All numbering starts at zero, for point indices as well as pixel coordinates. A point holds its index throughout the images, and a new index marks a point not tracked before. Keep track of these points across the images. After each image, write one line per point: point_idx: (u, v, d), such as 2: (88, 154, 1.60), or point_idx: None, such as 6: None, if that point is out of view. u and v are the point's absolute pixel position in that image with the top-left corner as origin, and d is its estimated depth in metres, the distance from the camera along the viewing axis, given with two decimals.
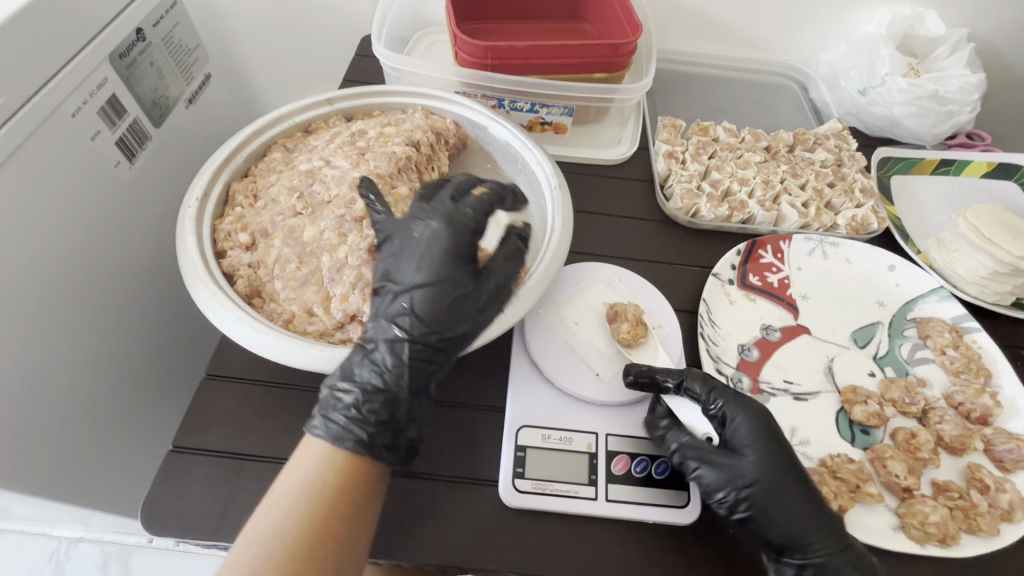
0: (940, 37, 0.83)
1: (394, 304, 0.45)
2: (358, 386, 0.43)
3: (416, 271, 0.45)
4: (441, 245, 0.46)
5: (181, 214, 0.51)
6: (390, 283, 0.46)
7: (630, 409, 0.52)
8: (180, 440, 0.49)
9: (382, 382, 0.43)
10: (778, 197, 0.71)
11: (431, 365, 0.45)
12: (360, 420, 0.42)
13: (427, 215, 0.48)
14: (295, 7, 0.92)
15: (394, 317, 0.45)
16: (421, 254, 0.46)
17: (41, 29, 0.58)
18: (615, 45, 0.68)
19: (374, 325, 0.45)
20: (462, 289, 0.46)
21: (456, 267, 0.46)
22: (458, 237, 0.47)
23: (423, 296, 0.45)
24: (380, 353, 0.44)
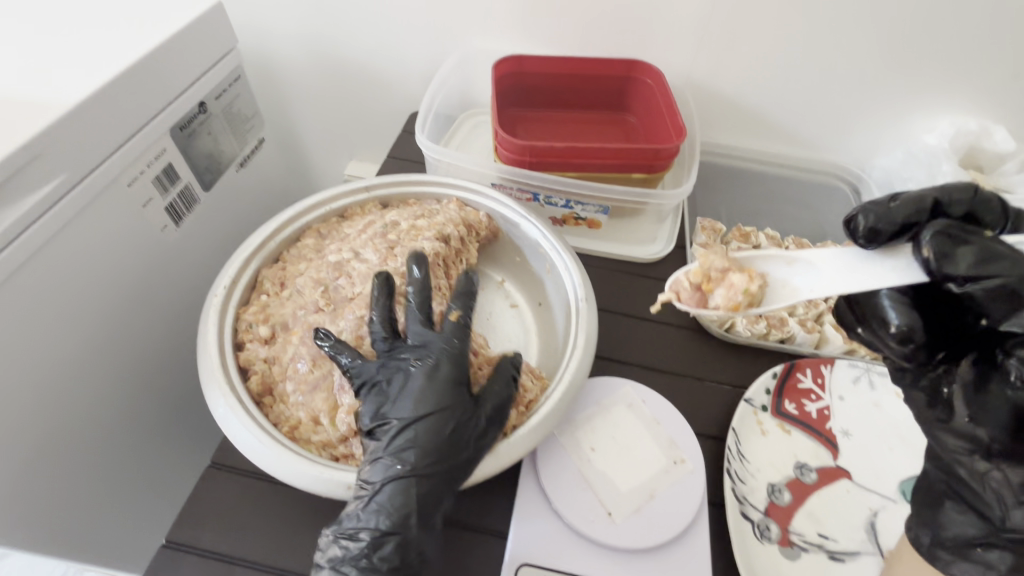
0: (1009, 153, 0.78)
1: (394, 438, 0.43)
2: (366, 534, 0.40)
3: (416, 403, 0.44)
4: (442, 374, 0.46)
5: (207, 303, 0.52)
6: (386, 418, 0.44)
7: (643, 558, 0.47)
8: (175, 535, 0.48)
9: (389, 525, 0.40)
10: (822, 316, 0.68)
11: (438, 502, 0.42)
12: (372, 569, 0.40)
13: (422, 347, 0.48)
14: (351, 79, 0.96)
15: (396, 453, 0.43)
16: (417, 385, 0.45)
17: (109, 110, 0.62)
18: (655, 150, 0.67)
19: (373, 465, 0.42)
20: (463, 417, 0.44)
21: (456, 397, 0.45)
22: (457, 366, 0.46)
23: (423, 428, 0.43)
24: (384, 494, 0.41)
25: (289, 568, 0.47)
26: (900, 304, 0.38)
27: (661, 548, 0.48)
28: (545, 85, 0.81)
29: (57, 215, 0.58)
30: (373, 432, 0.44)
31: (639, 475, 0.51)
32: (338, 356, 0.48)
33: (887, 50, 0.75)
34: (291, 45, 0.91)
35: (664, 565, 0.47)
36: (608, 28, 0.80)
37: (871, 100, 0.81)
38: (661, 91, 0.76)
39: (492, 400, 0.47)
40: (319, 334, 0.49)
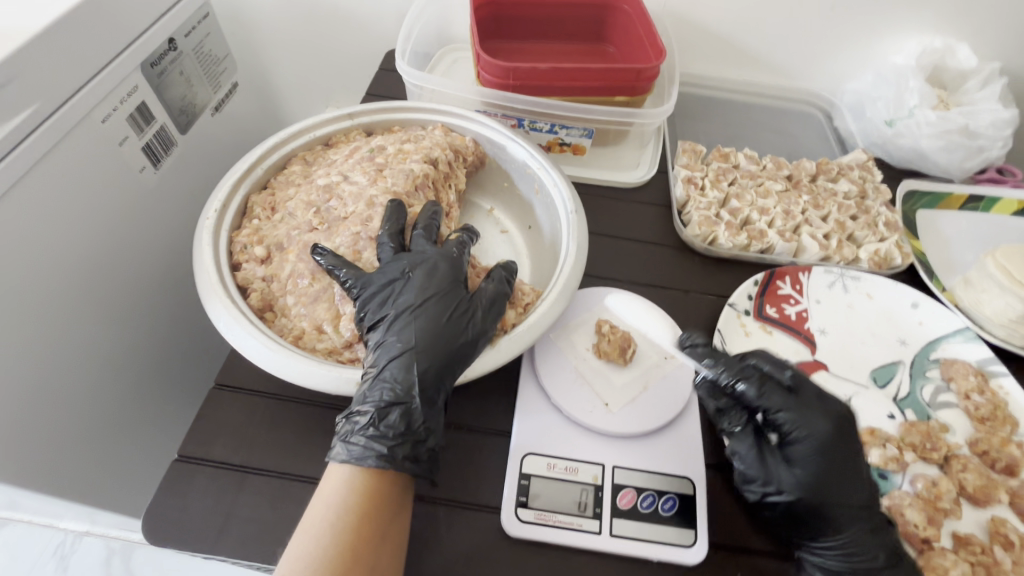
0: (971, 70, 0.81)
1: (396, 325, 0.45)
2: (371, 406, 0.42)
3: (415, 295, 0.46)
4: (438, 272, 0.48)
5: (199, 226, 0.52)
6: (387, 311, 0.46)
7: (639, 443, 0.50)
8: (186, 450, 0.49)
9: (394, 395, 0.42)
10: (799, 228, 0.70)
11: (440, 377, 0.44)
12: (379, 435, 0.41)
13: (418, 253, 0.50)
14: (323, 21, 0.94)
15: (397, 336, 0.45)
16: (417, 280, 0.47)
17: (76, 39, 0.60)
18: (637, 70, 0.68)
19: (377, 351, 0.45)
20: (460, 306, 0.46)
21: (453, 290, 0.47)
22: (452, 264, 0.49)
23: (419, 314, 0.45)
24: (389, 371, 0.43)
25: (300, 472, 0.49)
26: None
27: (655, 433, 0.51)
28: (524, 15, 0.81)
29: (33, 147, 0.56)
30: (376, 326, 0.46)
31: (633, 370, 0.54)
32: (334, 269, 0.48)
33: None
34: None
35: (658, 447, 0.50)
36: None
37: (841, 24, 0.83)
38: (638, 16, 0.77)
39: (487, 292, 0.48)
40: (316, 251, 0.49)
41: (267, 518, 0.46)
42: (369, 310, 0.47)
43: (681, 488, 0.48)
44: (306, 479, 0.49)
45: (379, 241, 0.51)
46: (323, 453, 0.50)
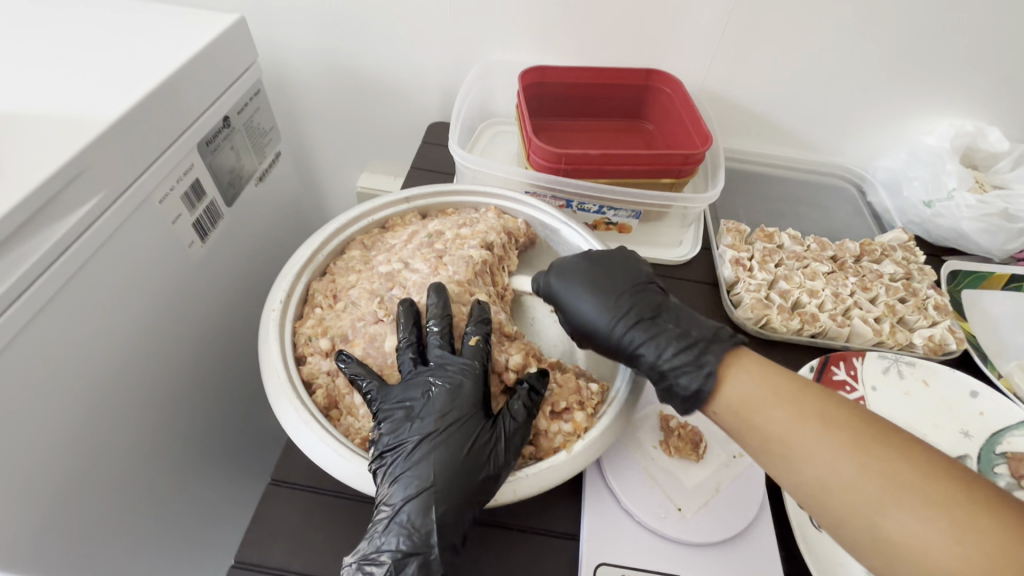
0: (1003, 152, 0.83)
1: (407, 456, 0.44)
2: (388, 555, 0.41)
3: (434, 419, 0.45)
4: (460, 392, 0.46)
5: (264, 318, 0.52)
6: (574, 325, 0.54)
7: (716, 552, 0.48)
8: (245, 554, 0.47)
9: (411, 544, 0.41)
10: (850, 311, 0.70)
11: (596, 303, 0.52)
12: None
13: (441, 368, 0.48)
14: (367, 94, 0.97)
15: (411, 467, 0.43)
16: (439, 401, 0.46)
17: (144, 125, 0.61)
18: (685, 155, 0.69)
19: (389, 486, 0.43)
20: (479, 433, 0.45)
21: (473, 412, 0.46)
22: (475, 381, 0.48)
23: (436, 443, 0.44)
24: (406, 512, 0.42)
25: None
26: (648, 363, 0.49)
27: (732, 540, 0.49)
28: (568, 95, 0.83)
29: (97, 234, 0.56)
30: (572, 333, 0.55)
31: (703, 472, 0.52)
32: (357, 378, 0.48)
33: (890, 59, 0.80)
34: (306, 56, 0.91)
35: (736, 556, 0.48)
36: (626, 39, 0.83)
37: (875, 106, 0.85)
38: (681, 98, 0.79)
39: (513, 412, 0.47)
40: (339, 357, 0.49)
41: None
42: (607, 300, 0.52)
43: None
44: None
45: (399, 341, 0.51)
46: None
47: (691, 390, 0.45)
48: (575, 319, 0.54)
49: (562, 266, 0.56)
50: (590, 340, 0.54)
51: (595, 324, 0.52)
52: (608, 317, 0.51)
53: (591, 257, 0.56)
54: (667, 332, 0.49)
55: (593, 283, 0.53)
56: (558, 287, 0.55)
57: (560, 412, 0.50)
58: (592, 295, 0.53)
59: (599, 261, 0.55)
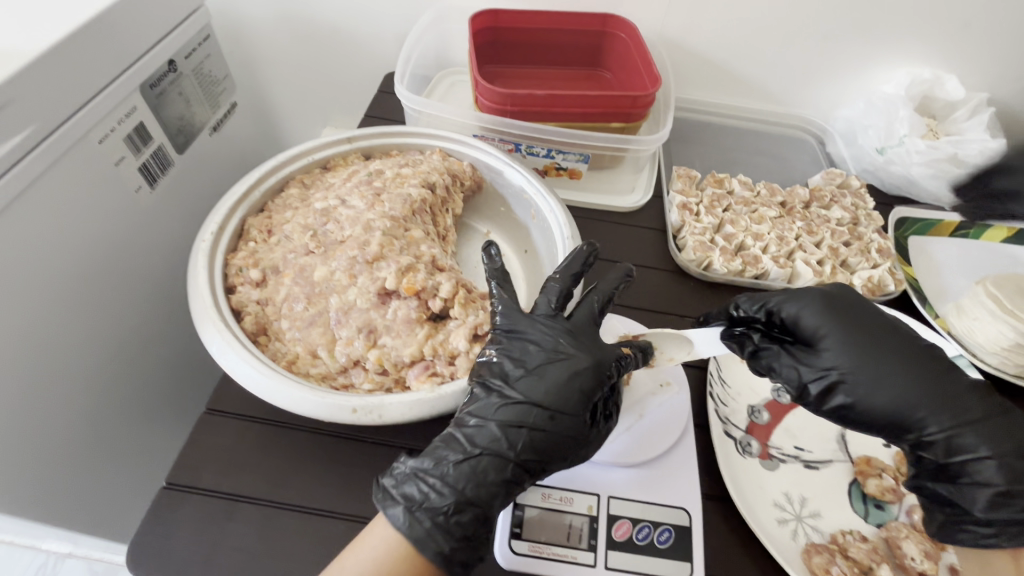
0: (959, 100, 0.83)
1: (500, 408, 0.43)
2: (450, 492, 0.41)
3: (537, 390, 0.44)
4: (574, 366, 0.44)
5: (195, 248, 0.52)
6: (831, 370, 0.47)
7: (635, 472, 0.50)
8: (174, 476, 0.49)
9: (476, 495, 0.41)
10: (793, 254, 0.70)
11: (892, 367, 0.46)
12: (446, 528, 0.40)
13: (558, 330, 0.46)
14: (323, 44, 0.95)
15: (504, 425, 0.43)
16: (553, 370, 0.44)
17: (75, 61, 0.60)
18: (633, 97, 0.69)
19: (478, 426, 0.43)
20: (582, 420, 0.44)
21: (587, 395, 0.44)
22: (597, 368, 0.45)
23: (536, 415, 0.43)
24: (481, 461, 0.42)
25: (288, 499, 0.48)
26: (831, 386, 0.47)
27: (652, 462, 0.51)
28: (522, 41, 0.82)
29: (26, 169, 0.55)
30: (823, 391, 0.48)
31: (627, 399, 0.54)
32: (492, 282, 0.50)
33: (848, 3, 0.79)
34: (258, 5, 0.89)
35: (654, 476, 0.50)
36: None
37: (835, 54, 0.85)
38: (635, 44, 0.78)
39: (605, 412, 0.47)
40: (488, 250, 0.51)
41: (256, 548, 0.45)
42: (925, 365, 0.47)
43: (677, 519, 0.48)
44: (294, 507, 0.48)
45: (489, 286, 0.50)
46: (315, 481, 0.49)
47: (939, 457, 0.44)
48: (838, 360, 0.47)
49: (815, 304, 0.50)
50: (873, 400, 0.46)
51: (895, 396, 0.45)
52: (925, 392, 0.45)
53: (829, 296, 0.50)
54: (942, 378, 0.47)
55: (866, 332, 0.48)
56: (814, 327, 0.49)
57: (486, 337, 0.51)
58: (863, 355, 0.47)
59: (841, 303, 0.50)
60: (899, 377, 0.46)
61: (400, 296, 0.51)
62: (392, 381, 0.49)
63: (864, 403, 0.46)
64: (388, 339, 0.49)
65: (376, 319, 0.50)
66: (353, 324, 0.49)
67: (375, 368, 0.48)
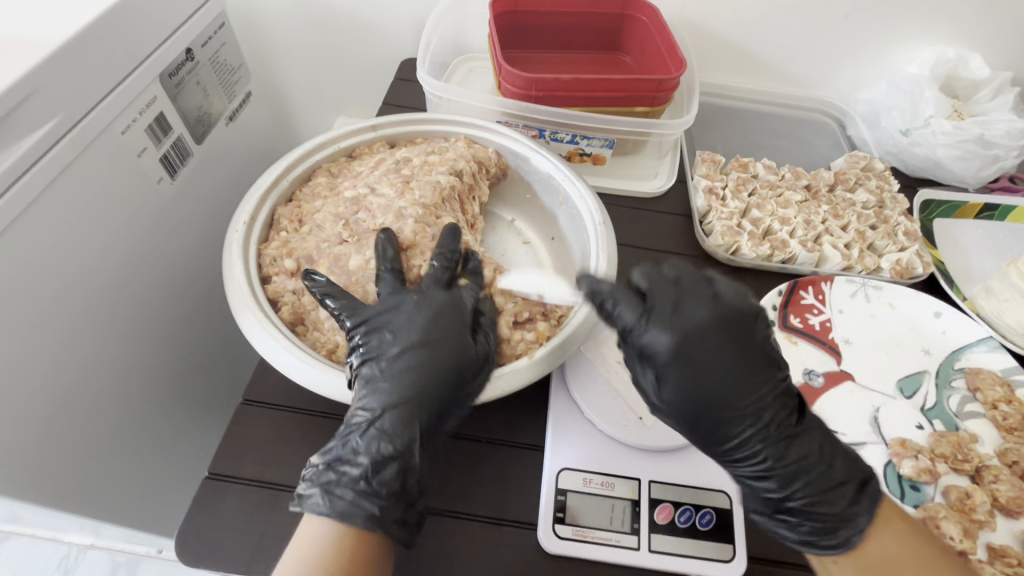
0: (983, 80, 0.82)
1: (394, 362, 0.44)
2: (367, 457, 0.41)
3: (411, 334, 0.45)
4: (435, 308, 0.47)
5: (228, 238, 0.52)
6: (660, 352, 0.43)
7: (675, 457, 0.50)
8: (216, 467, 0.49)
9: (381, 454, 0.41)
10: (820, 238, 0.70)
11: (727, 369, 0.43)
12: (372, 493, 0.40)
13: (415, 285, 0.48)
14: (337, 31, 0.94)
15: (391, 378, 0.44)
16: (414, 317, 0.46)
17: (97, 50, 0.59)
18: (659, 81, 0.68)
19: (364, 394, 0.44)
20: (466, 349, 0.45)
21: (457, 329, 0.46)
22: (454, 310, 0.47)
23: (413, 359, 0.44)
24: (383, 420, 0.42)
25: None
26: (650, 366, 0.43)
27: (690, 446, 0.51)
28: (542, 25, 0.81)
29: (53, 161, 0.55)
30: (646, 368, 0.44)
31: None
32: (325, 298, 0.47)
33: None
34: None
35: (693, 460, 0.50)
36: None
37: (859, 33, 0.83)
38: (658, 27, 0.77)
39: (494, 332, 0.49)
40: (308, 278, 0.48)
41: None
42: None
43: (718, 503, 0.48)
44: None
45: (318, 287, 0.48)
46: None
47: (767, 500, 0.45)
48: (674, 341, 0.42)
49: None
50: (683, 386, 0.42)
51: (708, 386, 0.42)
52: (733, 398, 0.43)
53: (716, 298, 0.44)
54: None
55: (701, 327, 0.43)
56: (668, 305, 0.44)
57: (524, 322, 0.53)
58: (693, 343, 0.42)
59: (722, 301, 0.44)
60: (721, 375, 0.42)
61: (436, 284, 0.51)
62: None
63: (686, 390, 0.42)
64: None
65: None
66: None
67: None
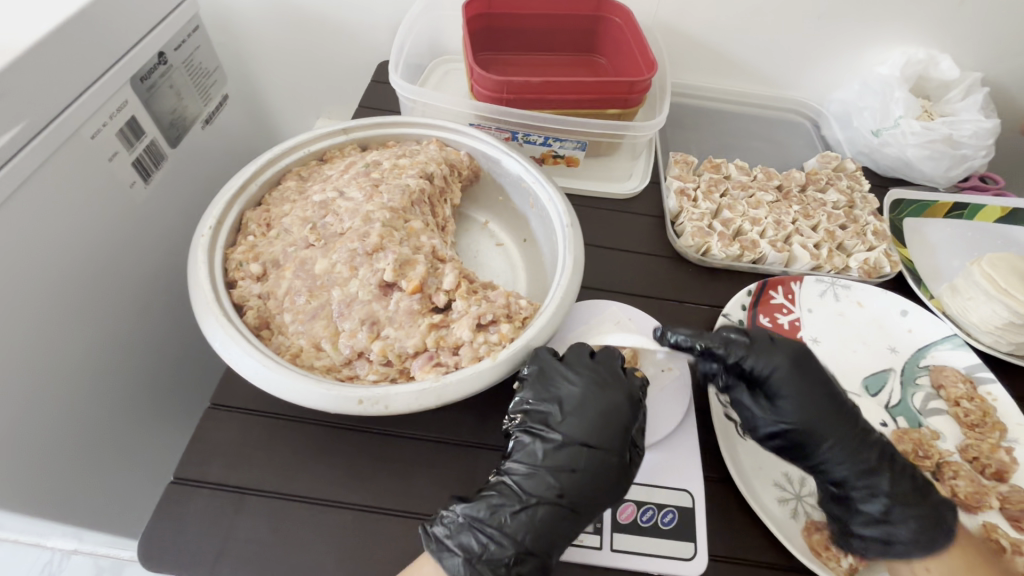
0: (953, 81, 0.83)
1: (547, 454, 0.46)
2: (495, 540, 0.43)
3: (572, 424, 0.47)
4: (598, 401, 0.48)
5: (194, 243, 0.52)
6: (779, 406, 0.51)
7: (639, 457, 0.51)
8: (182, 471, 0.49)
9: (533, 546, 0.43)
10: (790, 238, 0.71)
11: (836, 415, 0.51)
12: (492, 566, 0.42)
13: (593, 371, 0.50)
14: (314, 33, 0.94)
15: (555, 473, 0.46)
16: (579, 407, 0.48)
17: (64, 55, 0.58)
18: (629, 83, 0.68)
19: (529, 476, 0.46)
20: (620, 452, 0.46)
21: (622, 430, 0.47)
22: (628, 402, 0.48)
23: (581, 451, 0.46)
24: (537, 511, 0.44)
25: (296, 491, 0.49)
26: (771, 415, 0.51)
27: (654, 446, 0.52)
28: (516, 27, 0.81)
29: (18, 166, 0.55)
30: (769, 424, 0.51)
31: None
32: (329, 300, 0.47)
33: None
34: None
35: (658, 460, 0.51)
36: None
37: (831, 34, 0.84)
38: (630, 29, 0.77)
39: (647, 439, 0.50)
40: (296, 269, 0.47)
41: (265, 540, 0.46)
42: (862, 451, 0.50)
43: (680, 501, 0.49)
44: (303, 499, 0.48)
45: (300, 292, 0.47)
46: (323, 471, 0.50)
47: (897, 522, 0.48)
48: (786, 392, 0.51)
49: (785, 371, 0.51)
50: (816, 433, 0.50)
51: (797, 415, 0.51)
52: (832, 430, 0.50)
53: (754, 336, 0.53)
54: (902, 482, 0.49)
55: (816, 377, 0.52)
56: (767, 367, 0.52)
57: (488, 324, 0.51)
58: (803, 390, 0.51)
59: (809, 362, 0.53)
60: (822, 411, 0.51)
61: (401, 287, 0.51)
62: (397, 372, 0.49)
63: (810, 433, 0.50)
64: (391, 330, 0.50)
65: (379, 311, 0.50)
66: (357, 316, 0.50)
67: (379, 360, 0.49)
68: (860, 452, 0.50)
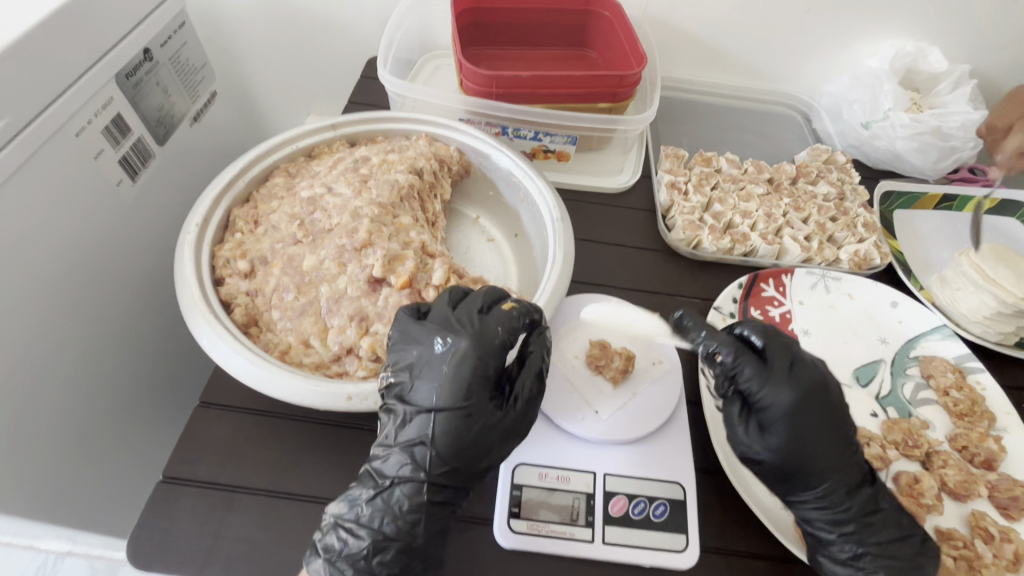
0: (942, 73, 0.83)
1: (400, 429, 0.43)
2: (369, 535, 0.41)
3: (433, 395, 0.42)
4: (467, 365, 0.42)
5: (180, 241, 0.52)
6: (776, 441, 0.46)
7: (631, 450, 0.51)
8: (170, 470, 0.48)
9: (393, 530, 0.41)
10: (781, 231, 0.71)
11: (835, 449, 0.46)
12: (369, 570, 0.41)
13: (450, 328, 0.44)
14: (303, 29, 0.93)
15: (408, 449, 0.42)
16: (443, 373, 0.42)
17: (47, 51, 0.58)
18: (619, 77, 0.68)
19: (389, 457, 0.43)
20: (486, 416, 0.42)
21: (482, 391, 0.42)
22: (488, 355, 0.43)
23: (441, 422, 0.42)
24: (394, 492, 0.42)
25: (286, 488, 0.48)
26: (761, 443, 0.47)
27: (646, 439, 0.52)
28: (505, 22, 0.81)
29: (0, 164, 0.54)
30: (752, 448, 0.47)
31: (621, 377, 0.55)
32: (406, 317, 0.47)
33: None
34: None
35: (650, 453, 0.51)
36: None
37: (820, 27, 0.84)
38: (620, 23, 0.77)
39: (525, 392, 0.45)
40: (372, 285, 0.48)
41: (256, 538, 0.46)
42: (848, 495, 0.46)
43: (672, 494, 0.49)
44: (293, 496, 0.48)
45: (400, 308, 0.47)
46: (314, 469, 0.50)
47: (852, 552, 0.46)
48: (781, 423, 0.46)
49: (792, 402, 0.46)
50: (810, 467, 0.46)
51: (789, 448, 0.46)
52: (830, 468, 0.46)
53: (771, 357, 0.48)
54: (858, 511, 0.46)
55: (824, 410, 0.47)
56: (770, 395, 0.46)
57: None
58: (803, 422, 0.46)
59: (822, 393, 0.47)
60: (826, 447, 0.46)
61: (390, 283, 0.51)
62: (387, 368, 0.49)
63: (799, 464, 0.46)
64: (381, 326, 0.49)
65: (368, 307, 0.50)
66: (346, 312, 0.49)
67: (369, 356, 0.48)
68: (822, 471, 0.46)
